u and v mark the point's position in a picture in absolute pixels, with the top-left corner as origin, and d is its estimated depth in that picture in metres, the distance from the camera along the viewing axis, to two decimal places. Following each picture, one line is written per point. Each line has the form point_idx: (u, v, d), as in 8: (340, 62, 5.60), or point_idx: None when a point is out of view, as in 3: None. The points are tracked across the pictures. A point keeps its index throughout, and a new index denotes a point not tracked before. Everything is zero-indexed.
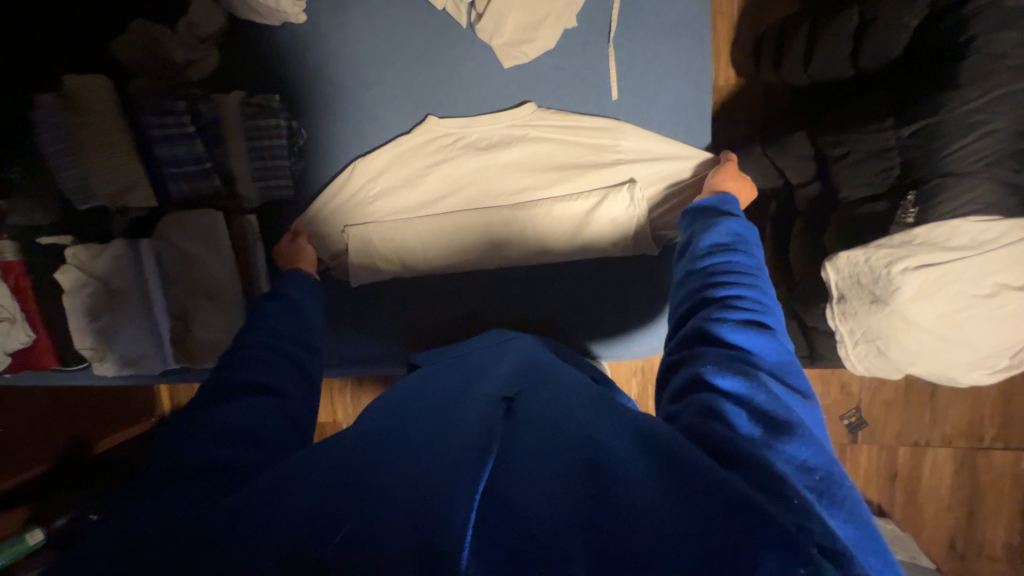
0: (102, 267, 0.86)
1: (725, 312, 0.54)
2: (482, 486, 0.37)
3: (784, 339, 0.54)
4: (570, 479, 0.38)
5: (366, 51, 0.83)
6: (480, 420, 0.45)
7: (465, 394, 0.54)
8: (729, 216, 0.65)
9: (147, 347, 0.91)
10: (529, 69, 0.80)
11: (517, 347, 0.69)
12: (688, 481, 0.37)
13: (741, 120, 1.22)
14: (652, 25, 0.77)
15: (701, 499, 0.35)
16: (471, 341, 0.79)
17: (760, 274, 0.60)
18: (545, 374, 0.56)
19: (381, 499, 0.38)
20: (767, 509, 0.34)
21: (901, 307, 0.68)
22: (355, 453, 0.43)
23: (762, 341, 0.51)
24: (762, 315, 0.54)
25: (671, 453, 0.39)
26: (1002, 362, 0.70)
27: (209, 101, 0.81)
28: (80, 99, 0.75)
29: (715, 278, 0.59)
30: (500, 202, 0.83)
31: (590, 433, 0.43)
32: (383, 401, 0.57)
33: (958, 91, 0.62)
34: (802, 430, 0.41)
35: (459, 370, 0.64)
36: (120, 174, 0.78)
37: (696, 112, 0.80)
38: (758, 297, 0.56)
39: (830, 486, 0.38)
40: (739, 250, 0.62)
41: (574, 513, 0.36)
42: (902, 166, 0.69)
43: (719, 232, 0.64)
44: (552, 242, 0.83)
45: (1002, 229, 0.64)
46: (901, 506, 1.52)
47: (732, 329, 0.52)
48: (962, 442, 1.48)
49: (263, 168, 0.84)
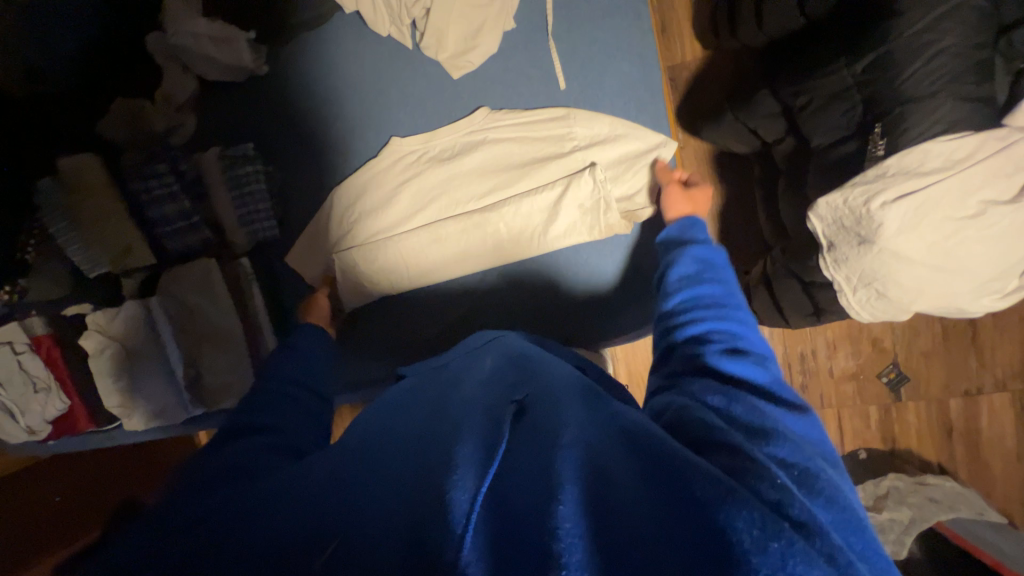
0: (118, 328, 0.92)
1: (704, 346, 0.55)
2: (486, 486, 0.37)
3: (764, 354, 0.55)
4: (562, 469, 0.38)
5: (326, 89, 0.88)
6: (482, 421, 0.45)
7: (451, 398, 0.54)
8: (694, 244, 0.66)
9: (169, 397, 0.97)
10: (478, 75, 0.82)
11: (502, 346, 0.69)
12: (666, 469, 0.38)
13: (712, 90, 1.21)
14: (587, 13, 0.79)
15: (682, 487, 0.36)
16: (455, 347, 0.79)
17: (731, 292, 0.61)
18: (535, 370, 0.56)
19: (373, 514, 0.38)
20: (741, 490, 0.35)
21: (889, 243, 0.65)
22: (344, 472, 0.44)
23: (741, 363, 0.52)
24: (739, 343, 0.55)
25: (649, 446, 0.40)
26: (1012, 283, 0.65)
27: (190, 160, 0.87)
28: (75, 178, 0.81)
29: (687, 307, 0.60)
30: (472, 208, 0.84)
31: (576, 427, 0.43)
32: (365, 419, 0.56)
33: (900, 17, 0.61)
34: (778, 436, 0.43)
35: (443, 377, 0.64)
36: (120, 239, 0.84)
37: (646, 87, 0.80)
38: (734, 324, 0.57)
39: (810, 476, 0.40)
40: (709, 271, 0.64)
41: (573, 504, 0.35)
42: (863, 102, 0.67)
43: (687, 261, 0.65)
44: (526, 237, 0.84)
45: (974, 144, 0.60)
46: (964, 462, 1.41)
47: (714, 358, 0.53)
48: (1018, 385, 1.37)
49: (245, 212, 0.88)
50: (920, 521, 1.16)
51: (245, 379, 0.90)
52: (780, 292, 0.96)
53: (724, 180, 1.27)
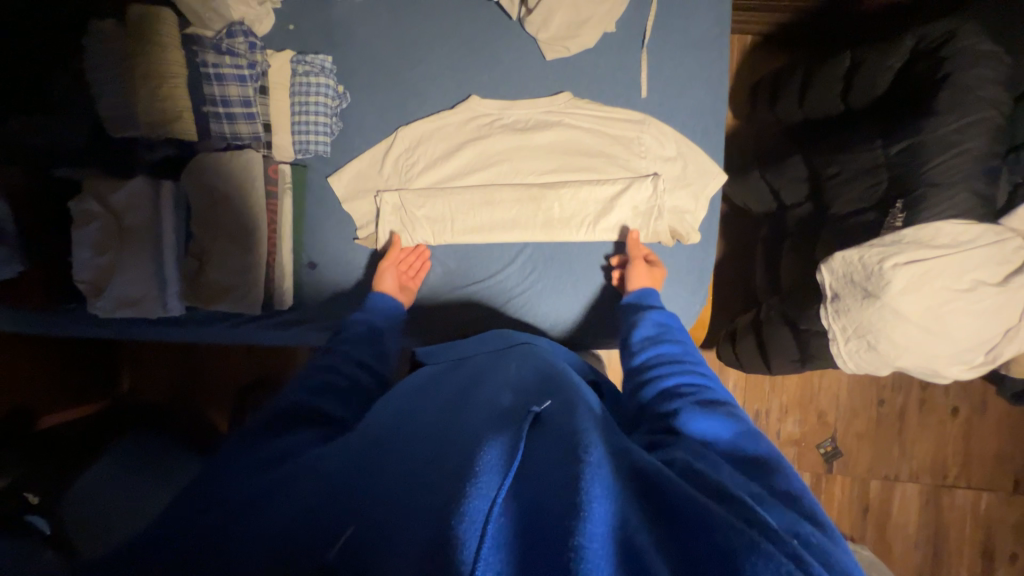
0: (118, 199, 0.83)
1: (673, 400, 0.60)
2: (503, 494, 0.40)
3: (737, 411, 0.59)
4: (588, 484, 0.40)
5: (418, 31, 0.90)
6: (502, 427, 0.48)
7: (476, 400, 0.56)
8: (651, 309, 0.76)
9: (150, 288, 0.87)
10: (567, 64, 0.88)
11: (525, 353, 0.70)
12: (685, 521, 0.39)
13: (737, 155, 1.35)
14: (678, 39, 0.87)
15: (706, 535, 0.37)
16: (476, 338, 0.83)
17: (691, 358, 0.68)
18: (559, 382, 0.58)
19: (398, 517, 0.41)
20: (765, 546, 0.35)
21: (891, 301, 0.74)
22: (363, 478, 0.46)
23: (717, 421, 0.56)
24: (707, 402, 0.59)
25: (666, 498, 0.41)
26: (978, 358, 0.77)
27: (263, 53, 0.85)
28: (141, 30, 0.79)
29: (657, 373, 0.66)
30: (530, 181, 0.88)
31: (598, 445, 0.45)
32: (388, 411, 0.58)
33: (937, 117, 0.72)
34: (766, 500, 0.44)
35: (467, 372, 0.67)
36: (167, 104, 0.81)
37: (712, 119, 0.88)
38: (697, 380, 0.64)
39: (804, 539, 0.40)
40: (668, 340, 0.71)
41: (597, 522, 0.37)
42: (888, 180, 0.79)
43: (646, 324, 0.75)
44: (574, 220, 0.88)
45: (976, 232, 0.72)
46: (872, 540, 1.54)
47: (686, 417, 0.56)
48: (928, 479, 1.54)
49: (304, 123, 0.87)
50: None
51: (251, 286, 0.86)
52: (770, 336, 1.05)
53: (728, 234, 1.39)
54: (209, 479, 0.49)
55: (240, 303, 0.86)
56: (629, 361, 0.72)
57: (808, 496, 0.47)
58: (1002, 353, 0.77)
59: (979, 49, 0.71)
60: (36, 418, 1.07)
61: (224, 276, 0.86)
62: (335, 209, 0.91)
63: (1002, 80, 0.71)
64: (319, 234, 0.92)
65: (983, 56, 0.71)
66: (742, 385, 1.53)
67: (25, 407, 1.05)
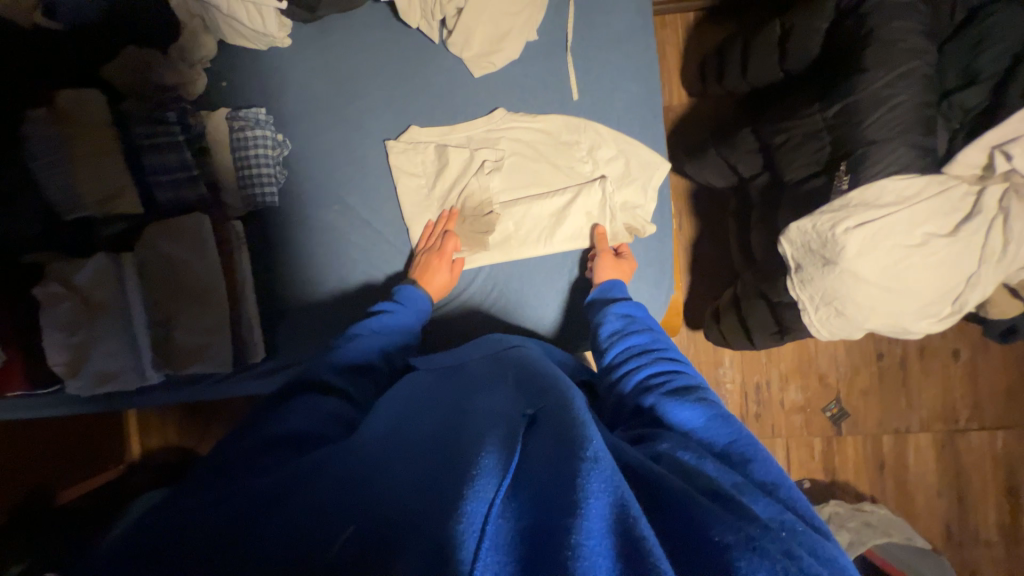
0: (83, 278, 0.85)
1: (648, 394, 0.60)
2: (501, 497, 0.41)
3: (711, 395, 0.59)
4: (586, 482, 0.40)
5: (347, 68, 0.90)
6: (498, 431, 0.49)
7: (470, 407, 0.57)
8: (614, 303, 0.76)
9: (125, 360, 0.89)
10: (498, 78, 0.88)
11: (518, 354, 0.70)
12: (678, 514, 0.40)
13: (695, 133, 1.35)
14: (603, 37, 0.87)
15: (699, 530, 0.38)
16: (465, 348, 0.82)
17: (661, 346, 0.68)
18: (552, 379, 0.58)
19: (399, 514, 0.42)
20: (758, 542, 0.36)
21: (849, 265, 0.73)
22: (369, 480, 0.46)
23: (695, 408, 0.55)
24: (683, 389, 0.59)
25: (657, 493, 0.42)
26: (945, 310, 0.76)
27: (198, 115, 0.87)
28: (74, 113, 0.82)
29: (631, 366, 0.65)
30: (481, 202, 0.89)
31: (598, 437, 0.45)
32: (397, 417, 0.58)
33: (866, 73, 0.71)
34: (749, 489, 0.45)
35: (465, 379, 0.67)
36: (111, 180, 0.83)
37: (649, 110, 0.88)
38: (667, 366, 0.63)
39: (790, 529, 0.41)
40: (636, 330, 0.71)
41: (596, 520, 0.38)
42: (830, 143, 0.78)
43: (611, 319, 0.74)
44: (524, 230, 0.89)
45: (921, 185, 0.70)
46: (894, 496, 1.52)
47: (664, 408, 0.56)
48: (940, 426, 1.52)
49: (250, 177, 0.88)
50: (857, 544, 1.25)
51: (222, 343, 0.87)
52: (748, 312, 1.04)
53: (699, 213, 1.39)
54: (202, 484, 0.49)
55: (213, 362, 0.87)
56: (602, 357, 0.72)
57: (786, 479, 0.48)
58: (968, 302, 0.75)
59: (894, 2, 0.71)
60: (54, 495, 1.08)
61: (193, 339, 0.88)
62: (294, 253, 0.92)
63: (922, 29, 0.70)
64: (283, 282, 0.93)
65: (899, 9, 0.70)
66: (738, 360, 1.52)
67: (38, 487, 1.06)
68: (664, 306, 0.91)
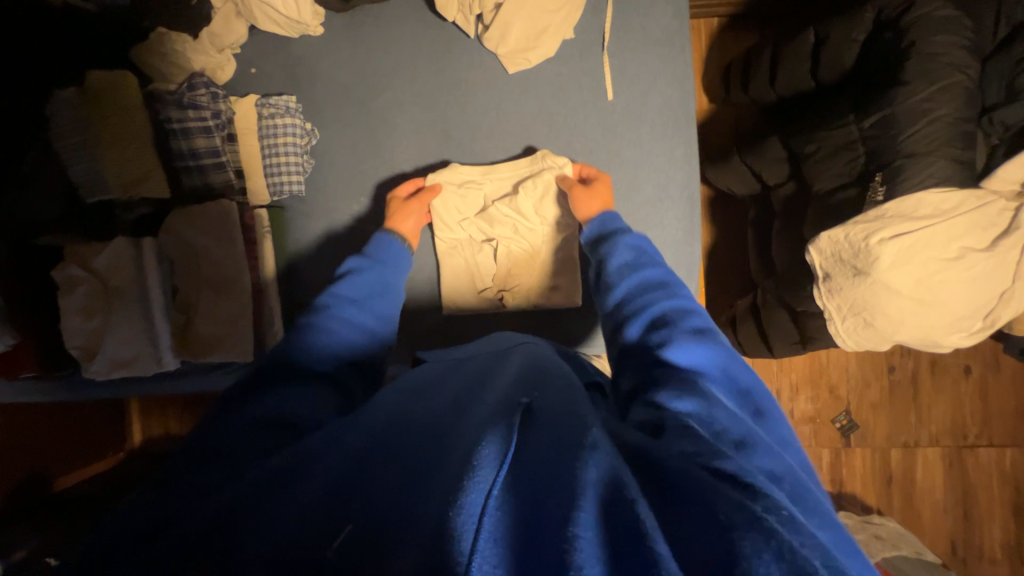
0: (101, 263, 0.84)
1: (659, 330, 0.57)
2: (498, 488, 0.37)
3: (719, 338, 0.56)
4: (587, 471, 0.36)
5: (379, 60, 0.89)
6: (491, 415, 0.43)
7: (470, 388, 0.52)
8: (625, 232, 0.71)
9: (142, 347, 0.87)
10: (531, 75, 0.88)
11: (528, 344, 0.65)
12: (678, 494, 0.36)
13: (716, 138, 1.34)
14: (639, 38, 0.87)
15: (702, 508, 0.34)
16: (476, 343, 0.76)
17: (670, 279, 0.64)
18: (558, 366, 0.53)
19: (387, 512, 0.38)
20: (762, 519, 0.33)
21: (881, 277, 0.73)
22: (359, 475, 0.41)
23: (703, 351, 0.53)
24: (692, 329, 0.56)
25: (653, 467, 0.38)
26: (976, 324, 0.76)
27: (229, 102, 0.87)
28: (102, 93, 0.80)
29: (641, 302, 0.61)
30: (520, 250, 0.90)
31: (599, 429, 0.41)
32: (385, 397, 0.54)
33: (907, 85, 0.71)
34: (756, 444, 0.43)
35: (470, 364, 0.61)
36: (137, 164, 0.83)
37: (682, 112, 0.88)
38: (676, 301, 0.60)
39: (797, 492, 0.39)
40: (644, 262, 0.67)
41: (593, 513, 0.34)
42: (865, 154, 0.77)
43: (620, 250, 0.70)
44: (560, 278, 0.90)
45: (958, 199, 0.71)
46: (899, 510, 1.52)
47: (673, 351, 0.53)
48: (948, 442, 1.52)
49: (276, 165, 0.88)
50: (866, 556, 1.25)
51: (242, 336, 0.86)
52: (768, 320, 1.04)
53: (717, 219, 1.38)
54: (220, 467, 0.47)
55: (232, 353, 0.86)
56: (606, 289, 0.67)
57: (790, 441, 0.47)
58: (1000, 316, 0.76)
59: (938, 15, 0.71)
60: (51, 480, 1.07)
61: (215, 328, 0.87)
62: (317, 244, 0.91)
63: (964, 42, 0.70)
64: (305, 272, 0.92)
65: (944, 22, 0.70)
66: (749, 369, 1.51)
67: (39, 473, 1.05)
68: None
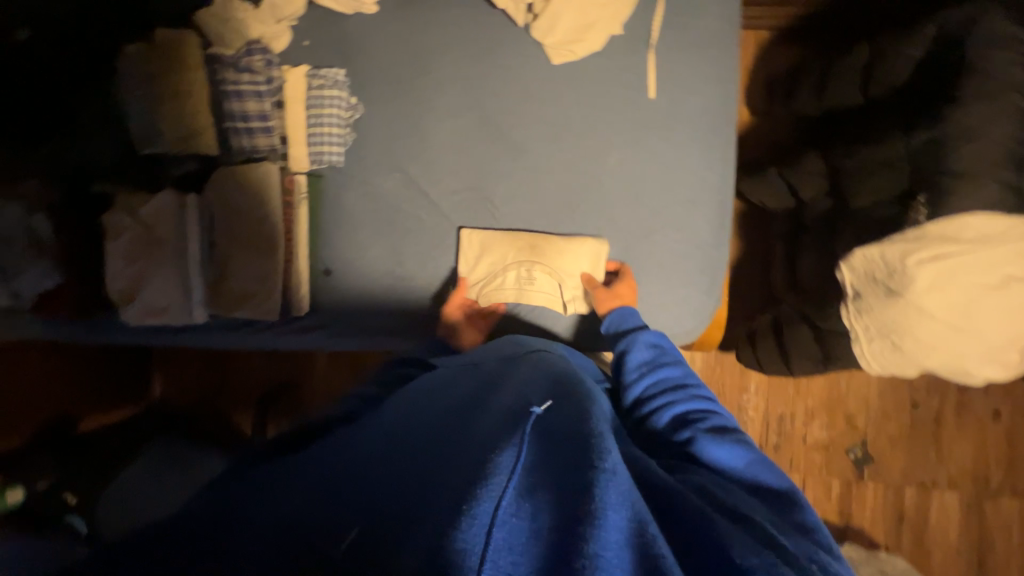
0: (148, 212, 0.88)
1: (684, 428, 0.58)
2: (509, 495, 0.38)
3: (746, 437, 0.58)
4: (603, 493, 0.37)
5: (427, 41, 0.92)
6: (505, 430, 0.45)
7: (483, 402, 0.54)
8: (644, 329, 0.72)
9: (174, 296, 0.90)
10: (575, 67, 0.89)
11: (541, 356, 0.66)
12: (681, 524, 0.40)
13: (753, 151, 1.32)
14: (686, 39, 0.87)
15: (718, 548, 0.37)
16: (489, 344, 0.78)
17: (692, 381, 0.66)
18: (571, 383, 0.55)
19: (402, 511, 0.40)
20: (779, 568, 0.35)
21: (915, 299, 0.71)
22: (378, 484, 0.45)
23: (734, 450, 0.55)
24: (718, 426, 0.58)
25: (673, 514, 0.41)
26: (1013, 356, 0.74)
27: (280, 70, 0.90)
28: (167, 52, 0.86)
29: (666, 405, 0.63)
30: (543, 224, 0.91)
31: (614, 451, 0.42)
32: (403, 412, 0.57)
33: (961, 104, 0.69)
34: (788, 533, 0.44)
35: (480, 377, 0.63)
36: (191, 121, 0.87)
37: (723, 117, 0.87)
38: (702, 404, 0.62)
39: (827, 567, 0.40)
40: (665, 363, 0.68)
41: (614, 531, 0.35)
42: (909, 173, 0.75)
43: (640, 348, 0.70)
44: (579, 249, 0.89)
45: (1008, 224, 0.68)
46: (909, 551, 1.46)
47: (703, 445, 0.55)
48: (968, 486, 1.46)
49: (319, 134, 0.91)
50: None
51: (270, 296, 0.90)
52: (791, 337, 1.02)
53: (745, 233, 1.36)
54: None
55: (261, 310, 0.91)
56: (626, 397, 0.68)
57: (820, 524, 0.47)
58: None
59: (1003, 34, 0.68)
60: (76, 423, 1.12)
61: (247, 283, 0.90)
62: (347, 214, 0.93)
63: None
64: (334, 240, 0.94)
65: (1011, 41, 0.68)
66: (764, 388, 1.48)
67: (65, 415, 1.10)
68: (710, 317, 0.90)
